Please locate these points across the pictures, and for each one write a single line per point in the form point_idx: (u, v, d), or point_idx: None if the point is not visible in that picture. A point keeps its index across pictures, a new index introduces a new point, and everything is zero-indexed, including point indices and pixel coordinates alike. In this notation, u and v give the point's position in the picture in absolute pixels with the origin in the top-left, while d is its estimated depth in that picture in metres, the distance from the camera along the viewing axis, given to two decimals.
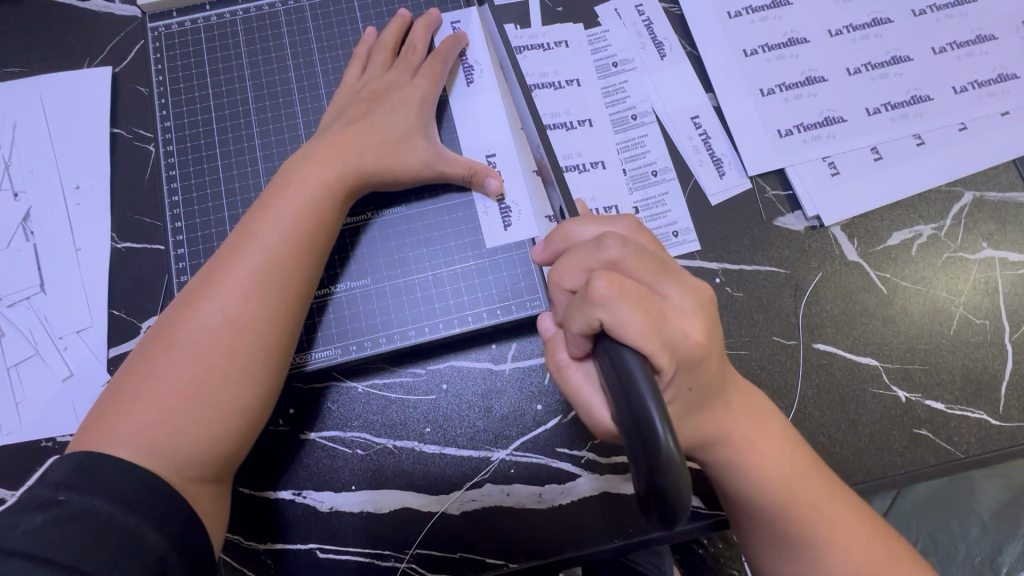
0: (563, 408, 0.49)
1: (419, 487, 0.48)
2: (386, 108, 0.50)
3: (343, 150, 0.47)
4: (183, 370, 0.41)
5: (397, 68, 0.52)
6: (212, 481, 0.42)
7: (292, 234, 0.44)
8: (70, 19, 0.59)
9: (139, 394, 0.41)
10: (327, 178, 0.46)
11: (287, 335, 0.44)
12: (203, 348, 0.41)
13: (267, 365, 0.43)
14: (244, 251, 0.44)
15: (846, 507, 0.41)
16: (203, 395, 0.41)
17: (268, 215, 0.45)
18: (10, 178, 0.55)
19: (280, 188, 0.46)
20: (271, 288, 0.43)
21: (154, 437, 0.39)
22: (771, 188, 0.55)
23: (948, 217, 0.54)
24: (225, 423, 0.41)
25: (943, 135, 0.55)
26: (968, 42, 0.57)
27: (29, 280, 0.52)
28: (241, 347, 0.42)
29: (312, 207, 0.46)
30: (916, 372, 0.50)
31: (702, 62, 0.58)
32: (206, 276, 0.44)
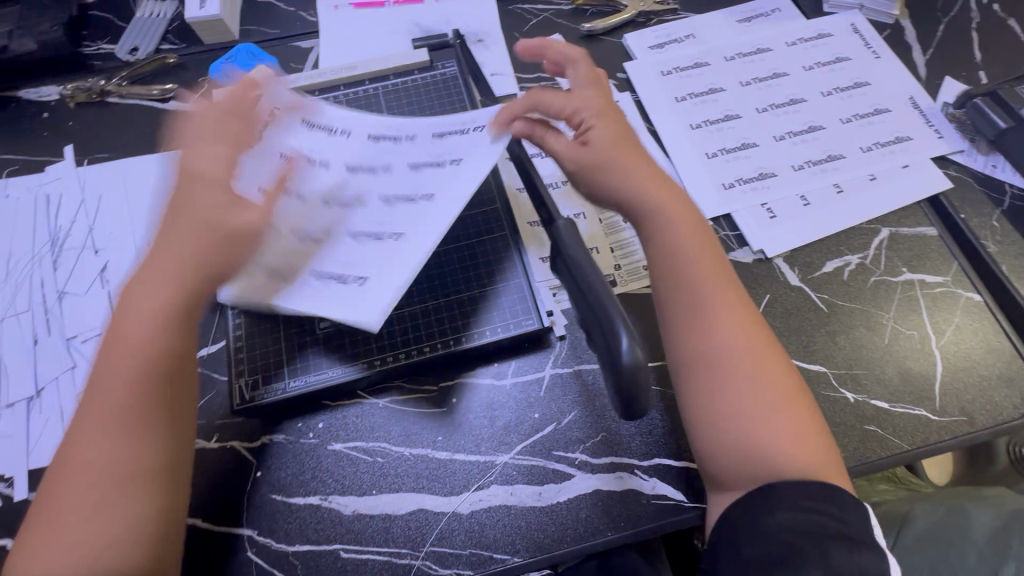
0: (558, 415, 0.57)
1: (433, 490, 0.54)
2: (203, 157, 0.50)
3: (181, 210, 0.49)
4: (81, 487, 0.42)
5: (216, 125, 0.51)
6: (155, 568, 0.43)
7: (163, 324, 0.46)
8: (153, 116, 0.74)
9: (44, 536, 0.41)
10: (189, 256, 0.47)
11: (176, 413, 0.46)
12: (89, 471, 0.42)
13: (162, 451, 0.44)
14: (115, 359, 0.45)
15: (755, 322, 0.50)
16: (115, 498, 0.42)
17: (130, 319, 0.46)
18: (92, 239, 0.66)
19: (106, 298, 0.48)
20: (137, 381, 0.44)
21: (68, 569, 0.40)
22: (722, 229, 0.66)
23: (871, 248, 0.65)
24: (136, 539, 0.42)
25: (857, 184, 0.68)
26: (868, 114, 0.72)
27: (101, 320, 0.62)
28: (129, 449, 0.43)
29: (178, 292, 0.46)
30: (860, 376, 0.58)
31: (658, 134, 0.72)
32: (85, 398, 0.45)
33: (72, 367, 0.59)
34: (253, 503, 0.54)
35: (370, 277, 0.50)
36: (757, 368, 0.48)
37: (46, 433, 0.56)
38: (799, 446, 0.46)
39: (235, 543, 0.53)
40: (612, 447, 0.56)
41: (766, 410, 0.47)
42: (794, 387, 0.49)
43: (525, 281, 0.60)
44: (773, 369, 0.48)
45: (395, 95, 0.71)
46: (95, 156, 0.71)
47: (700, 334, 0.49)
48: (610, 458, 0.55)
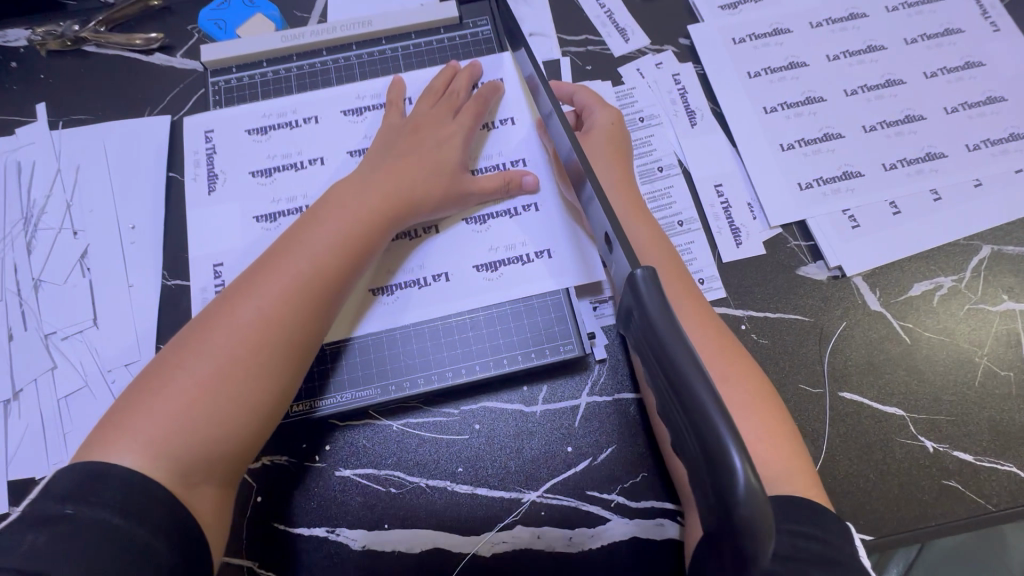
0: (593, 451, 0.50)
1: (451, 527, 0.49)
2: (432, 140, 0.54)
3: (383, 156, 0.52)
4: (198, 381, 0.41)
5: (453, 123, 0.55)
6: (219, 485, 0.42)
7: (336, 248, 0.47)
8: (136, 71, 0.64)
9: (164, 388, 0.41)
10: (375, 201, 0.49)
11: (308, 342, 0.46)
12: (228, 347, 0.43)
13: (277, 373, 0.43)
14: (286, 260, 0.46)
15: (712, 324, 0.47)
16: (217, 399, 0.41)
17: (316, 229, 0.47)
18: (71, 217, 0.58)
19: (324, 202, 0.49)
20: (278, 304, 0.44)
21: (166, 436, 0.39)
22: (793, 238, 0.57)
23: (967, 270, 0.55)
24: (241, 425, 0.42)
25: (958, 190, 0.57)
26: (979, 103, 0.60)
27: (83, 314, 0.55)
28: (267, 343, 0.43)
29: (365, 221, 0.48)
30: (943, 423, 0.51)
31: (725, 118, 0.61)
32: (247, 278, 0.46)
33: (52, 366, 0.53)
34: (253, 532, 0.49)
35: (552, 248, 0.54)
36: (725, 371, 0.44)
37: (25, 441, 0.51)
38: (766, 450, 0.41)
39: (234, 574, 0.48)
40: (652, 489, 0.49)
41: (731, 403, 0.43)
42: (768, 398, 0.44)
43: (565, 299, 0.53)
44: (740, 370, 0.44)
45: (416, 59, 0.62)
46: (71, 117, 0.62)
47: None
48: (650, 503, 0.49)
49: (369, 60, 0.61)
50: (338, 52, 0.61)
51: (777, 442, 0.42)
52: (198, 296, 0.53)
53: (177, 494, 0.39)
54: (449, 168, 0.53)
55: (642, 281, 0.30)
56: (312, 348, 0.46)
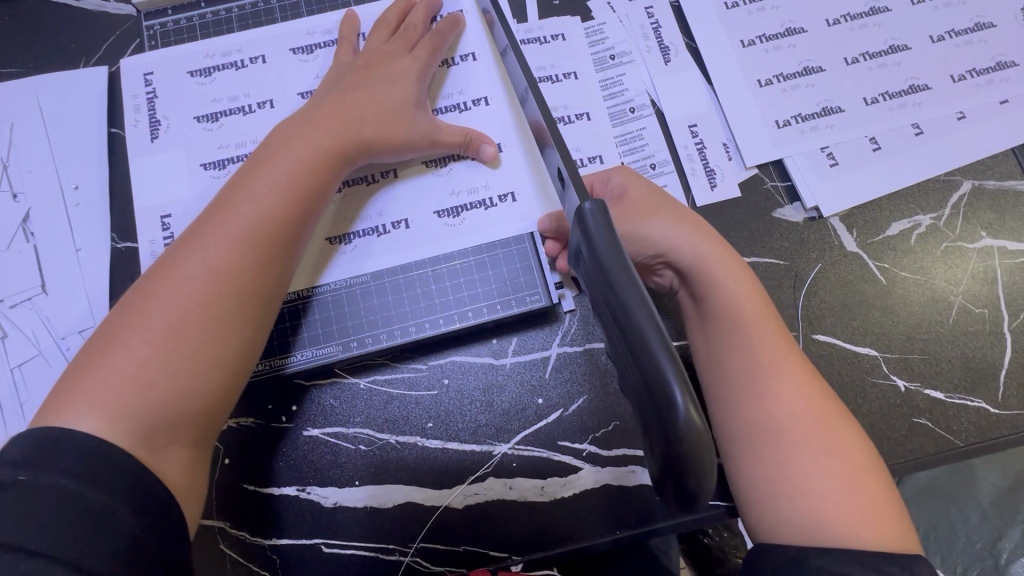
0: (564, 402, 0.50)
1: (423, 481, 0.49)
2: (382, 76, 0.50)
3: (329, 97, 0.49)
4: (149, 340, 0.39)
5: (407, 58, 0.52)
6: (189, 445, 0.40)
7: (284, 191, 0.44)
8: (66, 17, 0.59)
9: (113, 350, 0.39)
10: (324, 143, 0.46)
11: (265, 292, 0.43)
12: (178, 302, 0.40)
13: (233, 326, 0.41)
14: (231, 209, 0.43)
15: (803, 374, 0.43)
16: (173, 355, 0.39)
17: (260, 173, 0.45)
18: (9, 180, 0.55)
19: (269, 147, 0.46)
20: (226, 255, 0.42)
21: (123, 398, 0.38)
22: (770, 179, 0.55)
23: (947, 207, 0.54)
24: (201, 383, 0.40)
25: (941, 124, 0.55)
26: (966, 30, 0.57)
27: (31, 281, 0.52)
28: (220, 295, 0.41)
29: (312, 164, 0.46)
30: (915, 362, 0.50)
31: (700, 54, 0.57)
32: (191, 232, 0.43)
33: (2, 335, 0.51)
34: (223, 493, 0.48)
35: (518, 192, 0.52)
36: (818, 429, 0.41)
37: None
38: (855, 503, 0.39)
39: (206, 536, 0.48)
40: (625, 437, 0.49)
41: (829, 463, 0.40)
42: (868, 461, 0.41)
43: (532, 247, 0.51)
44: (826, 418, 0.41)
45: None
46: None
47: (750, 406, 0.42)
48: (621, 451, 0.49)
49: None
50: None
51: (861, 491, 0.39)
52: (148, 250, 0.51)
53: (141, 457, 0.37)
54: (404, 105, 0.50)
55: (590, 213, 0.30)
56: (270, 299, 0.44)
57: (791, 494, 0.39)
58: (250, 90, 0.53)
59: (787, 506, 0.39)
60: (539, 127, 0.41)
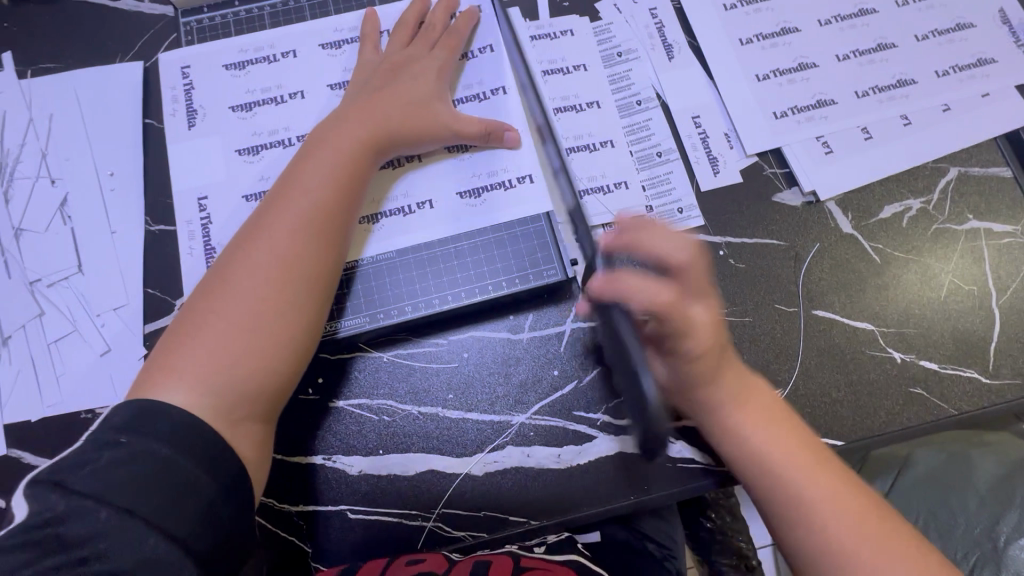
0: (579, 373, 0.52)
1: (444, 450, 0.51)
2: (408, 77, 0.54)
3: (364, 94, 0.53)
4: (229, 319, 0.42)
5: (428, 57, 0.56)
6: (260, 421, 0.43)
7: (338, 183, 0.48)
8: (103, 16, 0.62)
9: (193, 335, 0.42)
10: (364, 134, 0.50)
11: (326, 275, 0.46)
12: (249, 287, 0.43)
13: (301, 303, 0.44)
14: (291, 200, 0.46)
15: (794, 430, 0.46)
16: (251, 331, 0.42)
17: (313, 167, 0.48)
18: (47, 167, 0.57)
19: (318, 143, 0.50)
20: (289, 242, 0.45)
21: (205, 376, 0.41)
22: (770, 166, 0.58)
23: (935, 191, 0.57)
24: (273, 360, 0.43)
25: (928, 115, 0.59)
26: (948, 30, 0.61)
27: (68, 261, 0.55)
28: (288, 279, 0.44)
29: (361, 158, 0.50)
30: (910, 336, 0.53)
31: (702, 51, 0.61)
32: (255, 225, 0.46)
33: (40, 313, 0.53)
34: None
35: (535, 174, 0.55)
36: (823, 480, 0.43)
37: (18, 384, 0.51)
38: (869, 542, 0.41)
39: None
40: None
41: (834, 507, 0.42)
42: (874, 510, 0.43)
43: (547, 224, 0.54)
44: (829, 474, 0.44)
45: None
46: (39, 66, 0.61)
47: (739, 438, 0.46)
48: None
49: None
50: None
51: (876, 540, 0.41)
52: (184, 230, 0.54)
53: (219, 430, 0.40)
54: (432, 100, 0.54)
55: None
56: (331, 275, 0.46)
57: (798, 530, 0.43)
58: (282, 82, 0.57)
59: (800, 533, 0.43)
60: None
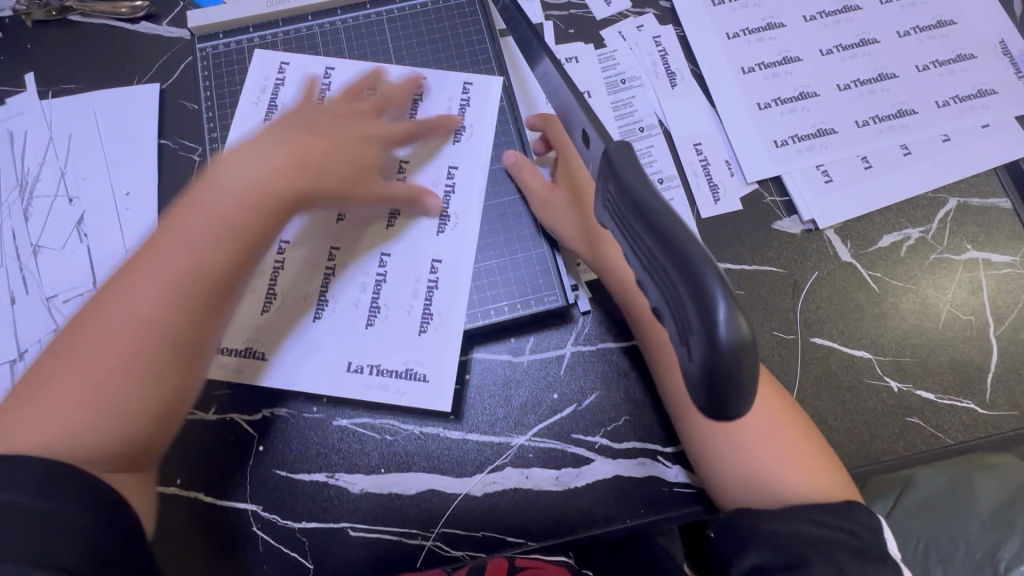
0: (578, 397, 0.53)
1: (444, 470, 0.52)
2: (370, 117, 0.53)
3: (293, 130, 0.51)
4: (85, 372, 0.39)
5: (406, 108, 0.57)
6: (132, 469, 0.41)
7: (228, 219, 0.45)
8: (123, 40, 0.64)
9: (85, 371, 0.39)
10: (273, 178, 0.47)
11: (212, 321, 0.44)
12: (122, 324, 0.41)
13: (185, 352, 0.42)
14: (177, 232, 0.44)
15: None
16: (107, 390, 0.39)
17: (210, 199, 0.46)
18: (65, 185, 0.59)
19: (220, 171, 0.47)
20: (169, 281, 0.42)
21: (77, 420, 0.38)
22: (770, 194, 0.59)
23: (934, 221, 0.58)
24: (154, 409, 0.41)
25: (928, 145, 0.59)
26: (949, 60, 0.62)
27: (83, 278, 0.56)
28: (167, 322, 0.41)
29: (258, 194, 0.47)
30: (907, 365, 0.54)
31: (704, 79, 0.62)
32: (141, 254, 0.44)
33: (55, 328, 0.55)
34: (257, 479, 0.51)
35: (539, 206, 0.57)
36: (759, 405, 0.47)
37: None
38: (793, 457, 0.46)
39: (241, 518, 0.51)
40: (635, 431, 0.52)
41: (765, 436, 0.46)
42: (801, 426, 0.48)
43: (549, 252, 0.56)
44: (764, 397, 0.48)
45: (401, 23, 0.63)
46: (60, 87, 0.63)
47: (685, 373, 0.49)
48: (632, 444, 0.52)
49: (354, 25, 0.63)
50: (324, 17, 0.63)
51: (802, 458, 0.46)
52: None
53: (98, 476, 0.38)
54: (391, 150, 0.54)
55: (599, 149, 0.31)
56: (205, 335, 0.43)
57: (726, 460, 0.47)
58: None
59: (735, 469, 0.46)
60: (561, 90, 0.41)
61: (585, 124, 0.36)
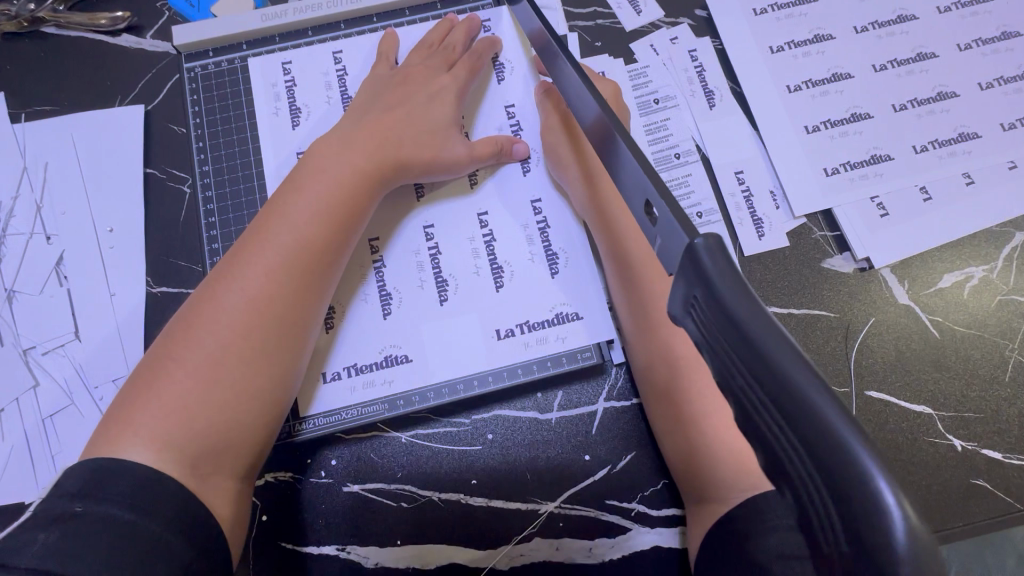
0: (612, 459, 0.48)
1: (466, 541, 0.47)
2: (421, 96, 0.50)
3: (371, 110, 0.49)
4: (194, 371, 0.40)
5: (441, 71, 0.52)
6: (232, 477, 0.40)
7: (314, 218, 0.44)
8: (102, 55, 0.58)
9: (177, 381, 0.39)
10: (361, 167, 0.46)
11: (298, 323, 0.43)
12: (218, 331, 0.41)
13: (272, 352, 0.42)
14: (267, 236, 0.43)
15: None
16: (214, 389, 0.40)
17: (294, 199, 0.45)
18: (42, 221, 0.54)
19: (304, 169, 0.46)
20: (261, 285, 0.42)
21: (173, 428, 0.38)
22: (818, 228, 0.54)
23: (999, 259, 0.53)
24: (247, 413, 0.41)
25: (993, 173, 0.54)
26: (1015, 78, 0.57)
27: (63, 326, 0.51)
28: (258, 326, 0.41)
29: (343, 191, 0.45)
30: (972, 421, 0.49)
31: (746, 98, 0.57)
32: (229, 259, 0.44)
33: (34, 384, 0.50)
34: (261, 552, 0.47)
35: (572, 251, 0.51)
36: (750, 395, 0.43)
37: (11, 462, 0.48)
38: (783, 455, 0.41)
39: None
40: (674, 497, 0.48)
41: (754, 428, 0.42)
42: None
43: (584, 303, 0.50)
44: None
45: (411, 36, 0.57)
46: (34, 109, 0.56)
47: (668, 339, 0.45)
48: (672, 511, 0.47)
49: (358, 39, 0.56)
50: (325, 32, 0.56)
51: None
52: None
53: (190, 489, 0.38)
54: (445, 129, 0.50)
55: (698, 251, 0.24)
56: (303, 330, 0.44)
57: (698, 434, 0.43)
58: (298, 143, 0.54)
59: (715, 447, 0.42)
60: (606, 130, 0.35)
61: (647, 191, 0.31)
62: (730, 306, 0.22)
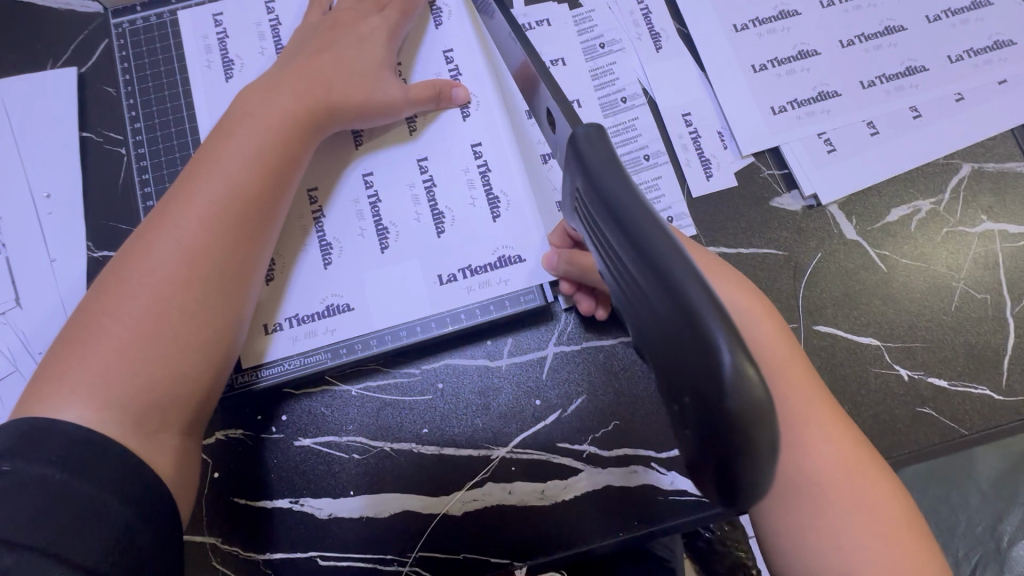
0: (562, 402, 0.48)
1: (419, 489, 0.47)
2: (351, 41, 0.49)
3: (300, 57, 0.48)
4: (129, 325, 0.38)
5: (372, 14, 0.51)
6: (181, 433, 0.39)
7: (249, 166, 0.43)
8: (29, 17, 0.56)
9: (112, 336, 0.38)
10: (293, 111, 0.45)
11: (239, 272, 0.42)
12: (153, 284, 0.39)
13: (213, 303, 0.41)
14: (199, 186, 0.42)
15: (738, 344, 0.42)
16: (153, 342, 0.38)
17: (226, 147, 0.43)
18: None
19: (236, 118, 0.45)
20: (197, 234, 0.41)
21: (112, 383, 0.37)
22: (766, 167, 0.53)
23: (946, 192, 0.53)
24: (192, 365, 0.40)
25: (940, 106, 0.54)
26: (962, 9, 0.56)
27: (4, 295, 0.50)
28: (197, 275, 0.40)
29: (277, 138, 0.44)
30: (918, 351, 0.50)
31: (692, 39, 0.56)
32: (161, 211, 0.42)
33: None
34: (213, 509, 0.47)
35: (514, 195, 0.50)
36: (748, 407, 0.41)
37: None
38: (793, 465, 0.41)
39: (197, 552, 0.46)
40: (625, 437, 0.48)
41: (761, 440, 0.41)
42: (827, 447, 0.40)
43: (527, 246, 0.50)
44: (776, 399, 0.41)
45: None
46: None
47: None
48: (622, 451, 0.48)
49: None
50: None
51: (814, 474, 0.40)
52: None
53: (133, 446, 0.36)
54: (377, 71, 0.49)
55: (584, 140, 0.26)
56: (245, 280, 0.43)
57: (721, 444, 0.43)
58: (230, 97, 0.52)
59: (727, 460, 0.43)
60: (528, 72, 0.39)
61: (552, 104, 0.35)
62: (600, 181, 0.25)
